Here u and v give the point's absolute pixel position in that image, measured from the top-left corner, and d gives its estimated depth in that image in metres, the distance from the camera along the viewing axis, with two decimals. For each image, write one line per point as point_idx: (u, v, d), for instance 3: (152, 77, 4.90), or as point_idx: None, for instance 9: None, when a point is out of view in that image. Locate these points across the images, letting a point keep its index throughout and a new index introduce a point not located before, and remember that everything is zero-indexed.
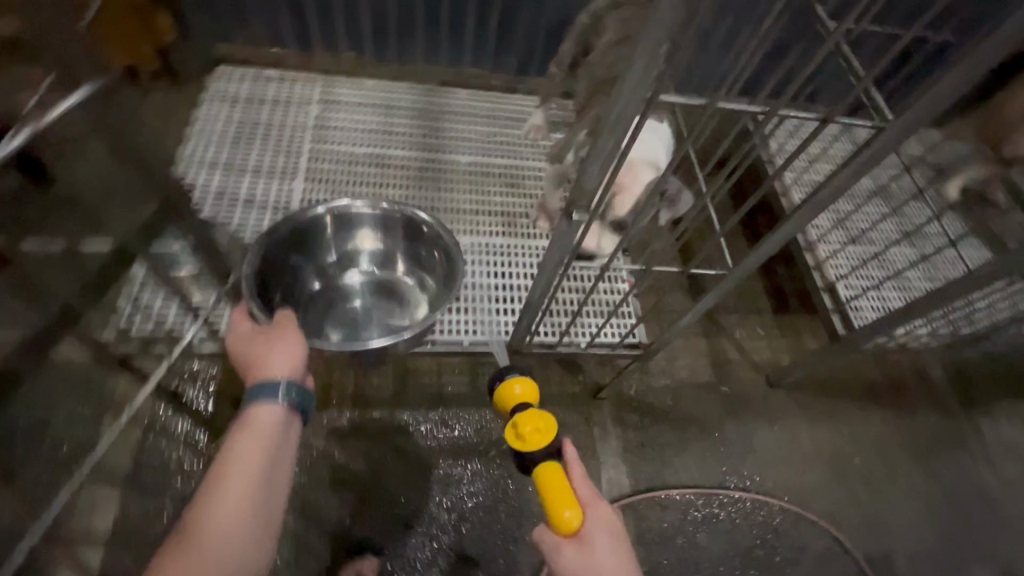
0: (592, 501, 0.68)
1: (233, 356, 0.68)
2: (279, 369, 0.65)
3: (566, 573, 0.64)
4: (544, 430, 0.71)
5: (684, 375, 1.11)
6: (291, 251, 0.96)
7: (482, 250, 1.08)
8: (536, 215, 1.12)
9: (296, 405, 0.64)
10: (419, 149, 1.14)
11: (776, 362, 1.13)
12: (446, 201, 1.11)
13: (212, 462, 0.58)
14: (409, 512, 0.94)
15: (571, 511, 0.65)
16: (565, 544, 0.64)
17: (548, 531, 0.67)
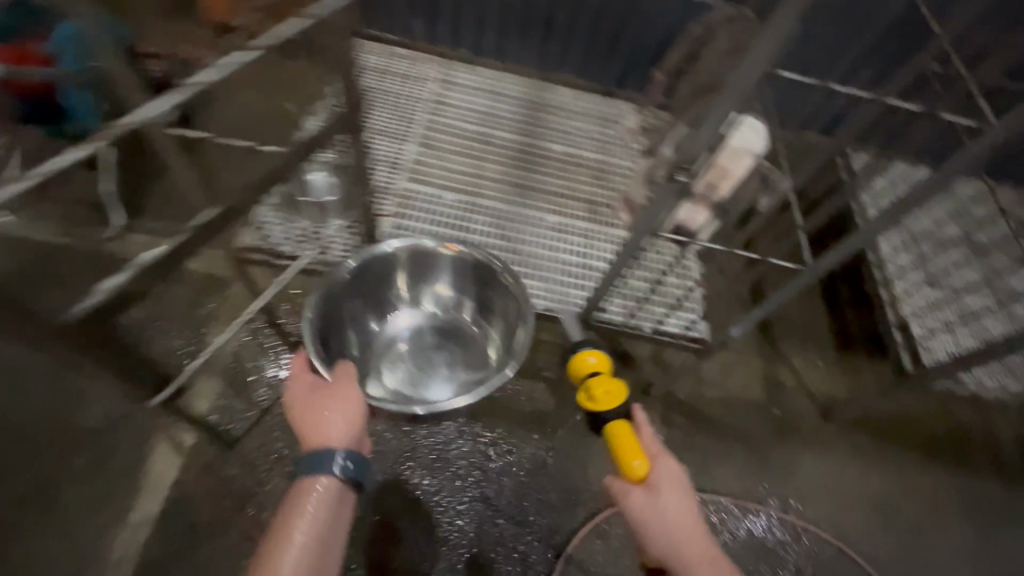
0: (657, 454, 0.64)
1: (291, 405, 0.74)
2: (337, 436, 0.70)
3: (634, 522, 0.60)
4: (603, 383, 0.69)
5: (736, 390, 1.19)
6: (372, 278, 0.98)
7: (563, 230, 1.04)
8: (620, 207, 1.07)
9: (351, 475, 0.68)
10: (520, 131, 1.15)
11: (832, 395, 1.20)
12: (535, 181, 1.09)
13: (282, 507, 0.65)
14: (466, 464, 1.06)
15: (641, 462, 0.61)
16: (632, 491, 0.61)
17: (615, 481, 0.63)
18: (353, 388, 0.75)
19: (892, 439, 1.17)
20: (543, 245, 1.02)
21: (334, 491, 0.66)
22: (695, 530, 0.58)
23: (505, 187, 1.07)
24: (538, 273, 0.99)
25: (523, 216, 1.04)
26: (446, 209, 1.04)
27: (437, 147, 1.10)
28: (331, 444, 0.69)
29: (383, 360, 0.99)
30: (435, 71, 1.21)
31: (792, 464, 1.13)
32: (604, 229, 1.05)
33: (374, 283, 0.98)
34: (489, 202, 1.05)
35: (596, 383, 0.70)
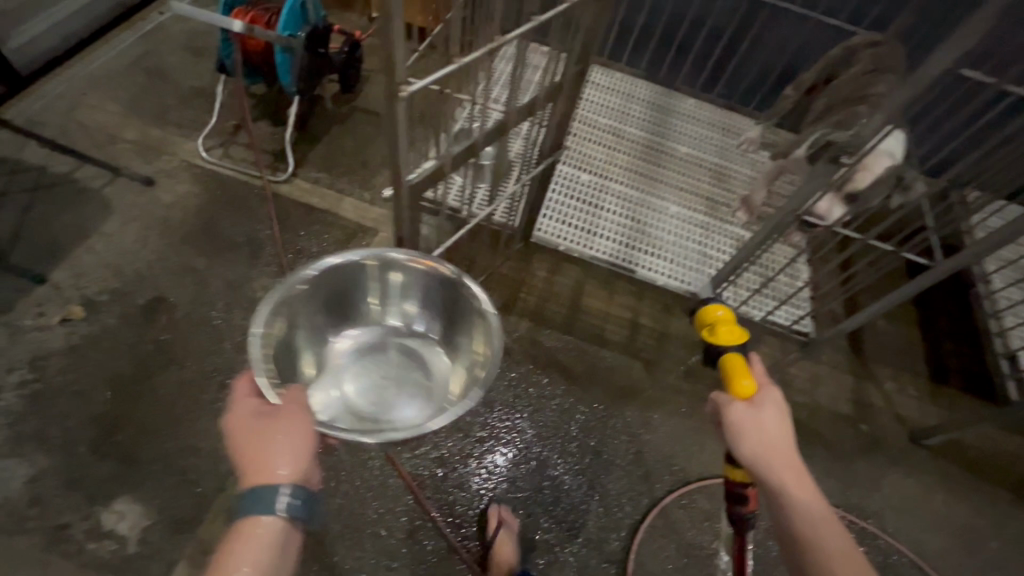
0: (764, 383, 0.75)
1: (230, 435, 0.62)
2: (283, 468, 0.58)
3: (733, 424, 0.69)
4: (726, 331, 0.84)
5: (825, 401, 1.22)
6: (333, 292, 0.97)
7: (684, 223, 1.14)
8: (738, 206, 1.16)
9: (299, 515, 0.56)
10: (648, 130, 1.25)
11: (923, 421, 1.21)
12: (661, 176, 1.19)
13: (209, 562, 0.52)
14: (563, 420, 1.08)
15: (750, 381, 0.73)
16: (737, 400, 0.71)
17: (719, 395, 0.73)
18: (302, 412, 0.64)
19: (981, 473, 1.17)
20: (666, 230, 1.13)
21: (278, 535, 0.54)
22: (789, 440, 0.68)
23: (634, 177, 1.18)
24: (660, 253, 1.11)
25: (649, 204, 1.15)
26: (582, 189, 1.16)
27: (575, 135, 1.22)
28: (277, 475, 0.57)
29: (337, 372, 0.98)
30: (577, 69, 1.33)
31: (876, 478, 1.15)
32: (722, 225, 1.14)
33: (333, 295, 0.97)
34: (618, 187, 1.16)
35: (720, 333, 0.84)
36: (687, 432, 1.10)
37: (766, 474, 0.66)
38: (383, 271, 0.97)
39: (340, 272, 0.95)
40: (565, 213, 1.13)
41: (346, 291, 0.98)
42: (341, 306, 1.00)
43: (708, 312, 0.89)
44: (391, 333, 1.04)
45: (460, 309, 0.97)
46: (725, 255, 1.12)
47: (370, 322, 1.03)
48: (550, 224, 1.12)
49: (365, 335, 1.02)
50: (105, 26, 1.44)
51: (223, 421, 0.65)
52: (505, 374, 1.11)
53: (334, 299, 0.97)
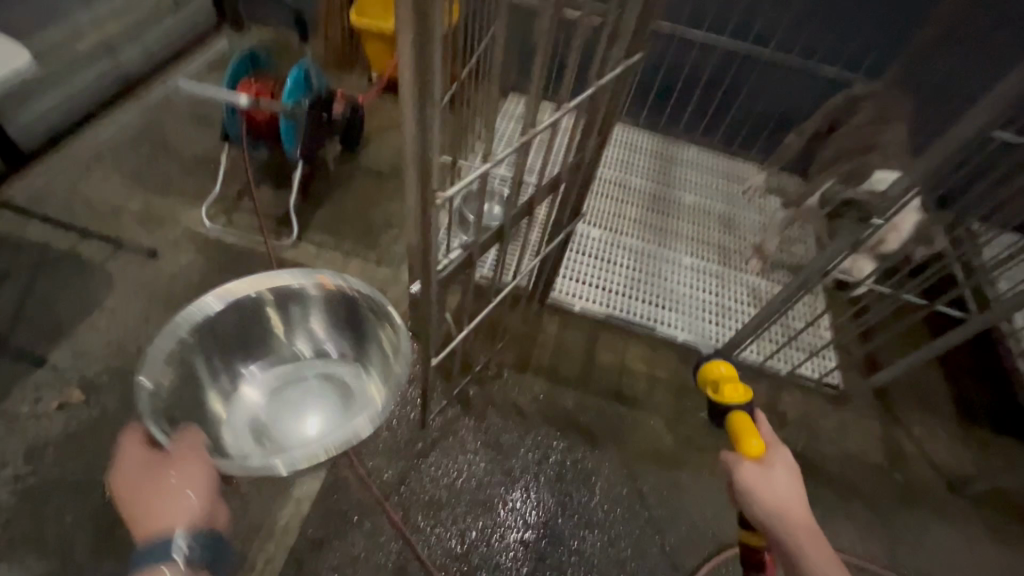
0: (775, 442, 0.72)
1: (122, 495, 0.64)
2: (181, 515, 0.60)
3: (745, 487, 0.67)
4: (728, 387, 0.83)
5: (856, 451, 1.15)
6: (228, 331, 0.94)
7: (698, 274, 1.13)
8: (749, 254, 1.16)
9: (203, 558, 0.59)
10: (653, 180, 1.26)
11: (959, 468, 1.15)
12: (670, 226, 1.19)
13: None
14: (583, 489, 1.00)
15: (758, 441, 0.71)
16: (748, 461, 0.69)
17: (727, 455, 0.71)
18: (198, 459, 0.67)
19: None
20: (681, 283, 1.12)
21: None
22: (803, 503, 0.65)
23: (644, 229, 1.18)
24: (675, 307, 1.11)
25: (661, 256, 1.15)
26: (594, 246, 1.16)
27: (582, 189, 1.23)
28: (174, 524, 0.60)
29: (245, 416, 0.93)
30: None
31: (922, 535, 1.07)
32: (735, 273, 1.14)
33: (230, 335, 0.94)
34: (630, 242, 1.16)
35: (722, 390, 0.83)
36: (716, 494, 1.02)
37: (783, 541, 0.63)
38: (282, 301, 0.96)
39: (239, 303, 0.93)
40: (580, 273, 1.14)
41: (244, 327, 0.95)
42: (247, 340, 0.97)
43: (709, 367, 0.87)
44: (299, 363, 1.00)
45: (365, 319, 0.96)
46: (743, 305, 1.11)
47: (282, 354, 1.00)
48: (568, 287, 1.13)
49: (276, 367, 0.99)
50: (108, 98, 1.45)
51: (114, 482, 0.66)
52: (519, 442, 1.03)
53: (231, 336, 0.94)
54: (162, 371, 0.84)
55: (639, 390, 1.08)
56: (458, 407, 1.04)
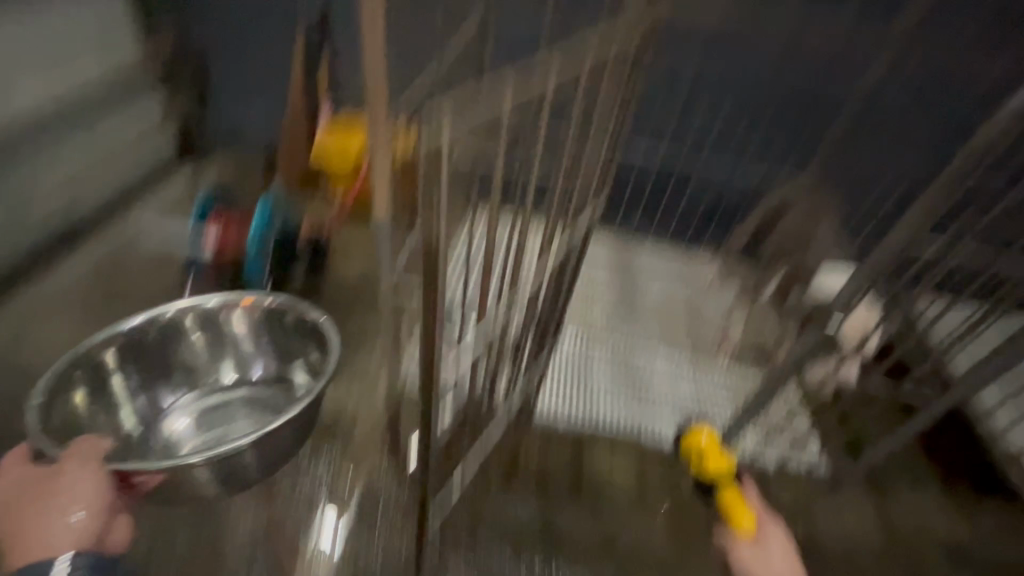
0: (760, 513, 0.96)
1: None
2: (66, 541, 0.70)
3: (746, 564, 0.90)
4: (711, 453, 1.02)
5: (856, 533, 1.06)
6: (150, 359, 1.05)
7: (672, 370, 1.18)
8: (717, 345, 1.22)
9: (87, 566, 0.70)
10: (616, 278, 1.32)
11: (957, 540, 1.11)
12: (639, 325, 1.25)
13: None
14: None
15: (747, 518, 0.94)
16: (742, 541, 0.92)
17: (728, 533, 0.95)
18: (85, 470, 0.77)
19: None
20: (658, 383, 1.15)
21: None
22: (792, 567, 0.89)
23: (614, 333, 1.23)
24: (657, 406, 1.12)
25: (635, 358, 1.19)
26: (570, 355, 1.18)
27: None
28: (56, 550, 0.69)
29: (174, 442, 1.03)
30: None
31: None
32: (707, 365, 1.19)
33: (156, 359, 1.06)
34: (603, 347, 1.20)
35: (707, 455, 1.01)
36: None
37: None
38: (206, 323, 1.10)
39: (170, 329, 1.07)
40: (560, 384, 1.14)
41: (172, 348, 1.08)
42: (166, 367, 1.08)
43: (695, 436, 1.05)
44: (226, 381, 1.13)
45: (285, 326, 1.12)
46: (720, 396, 1.14)
47: (206, 386, 1.11)
48: (550, 400, 1.11)
49: (200, 397, 1.09)
50: None
51: None
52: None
53: (165, 349, 1.07)
54: (67, 402, 0.93)
55: (626, 498, 1.01)
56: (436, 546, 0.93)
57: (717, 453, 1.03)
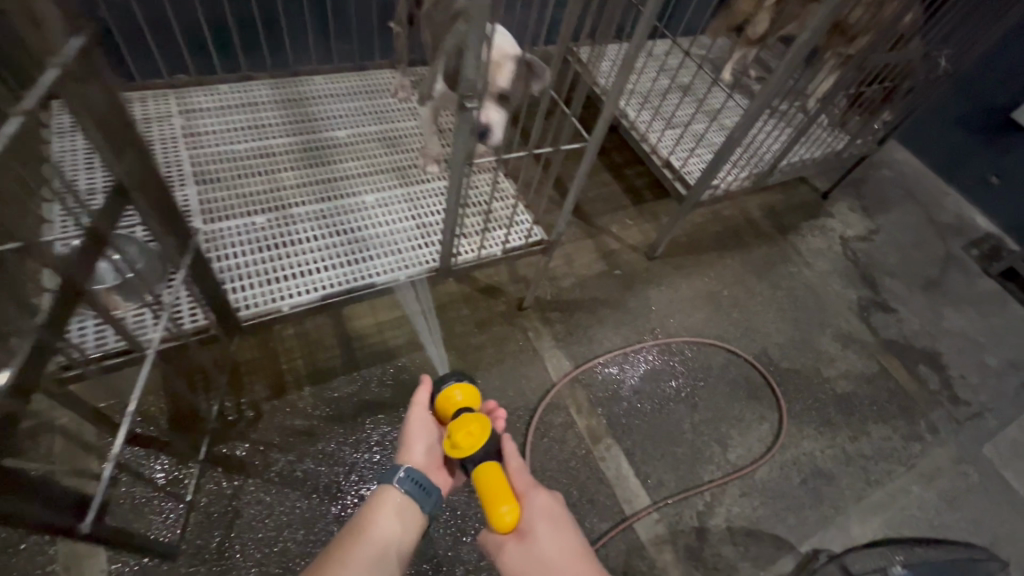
0: (526, 491, 0.73)
1: None
2: None
3: (509, 568, 0.68)
4: (495, 494, 0.69)
5: (584, 269, 1.41)
6: None
7: (385, 203, 1.07)
8: (423, 162, 1.14)
9: None
10: (295, 132, 1.14)
11: (646, 239, 1.50)
12: (335, 170, 1.10)
13: None
14: (390, 442, 1.06)
15: (508, 505, 0.68)
16: (506, 541, 0.68)
17: (490, 533, 0.71)
18: None
19: (694, 250, 1.52)
20: (374, 223, 1.04)
21: None
22: (565, 556, 0.67)
23: (311, 192, 1.06)
24: (382, 248, 1.01)
25: (343, 209, 1.05)
26: (264, 229, 0.98)
27: (221, 183, 1.03)
28: None
29: None
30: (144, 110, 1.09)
31: (647, 301, 1.39)
32: (419, 186, 1.11)
33: None
34: (303, 212, 1.02)
35: (492, 525, 0.69)
36: (506, 368, 1.20)
37: (524, 506, 0.71)
38: None
39: None
40: (257, 265, 0.94)
41: None
42: None
43: (500, 523, 0.68)
44: None
45: None
46: (440, 211, 1.09)
47: None
48: (254, 299, 0.89)
49: None
50: None
51: None
52: (329, 445, 1.04)
53: None
54: None
55: (404, 336, 1.19)
56: (241, 474, 0.97)
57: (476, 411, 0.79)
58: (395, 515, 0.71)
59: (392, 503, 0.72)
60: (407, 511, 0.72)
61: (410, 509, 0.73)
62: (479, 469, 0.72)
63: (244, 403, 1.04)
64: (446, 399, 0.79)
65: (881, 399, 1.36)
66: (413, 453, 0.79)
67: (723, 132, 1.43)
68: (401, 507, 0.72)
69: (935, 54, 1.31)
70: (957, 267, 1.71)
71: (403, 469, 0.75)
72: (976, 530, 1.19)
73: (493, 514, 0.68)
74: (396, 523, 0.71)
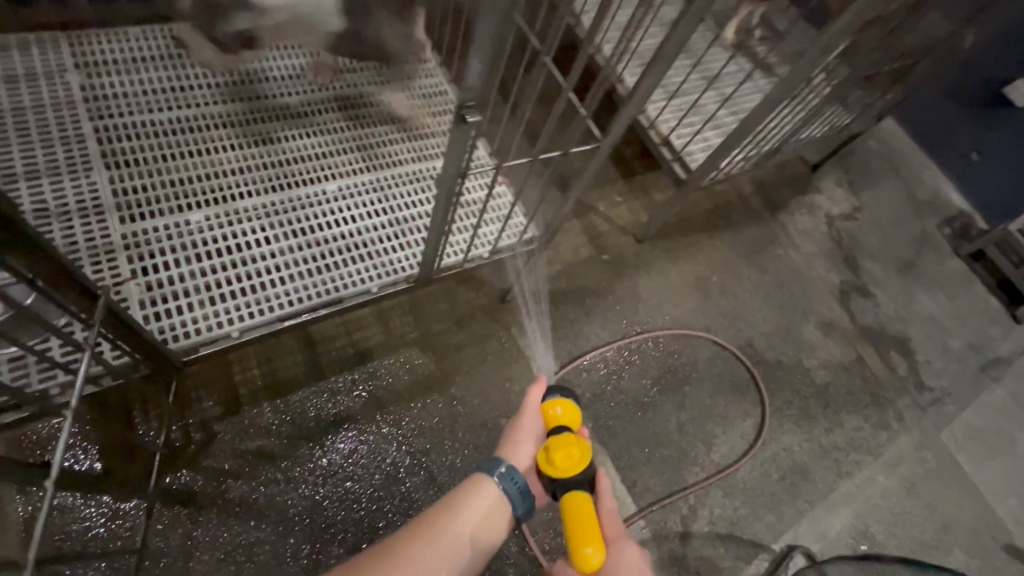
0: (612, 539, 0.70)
1: None
2: None
3: None
4: (583, 532, 0.63)
5: (571, 254, 1.30)
6: None
7: (351, 193, 0.91)
8: (394, 141, 0.97)
9: None
10: (233, 99, 0.94)
11: (636, 220, 1.39)
12: (287, 149, 0.92)
13: None
14: (364, 460, 0.97)
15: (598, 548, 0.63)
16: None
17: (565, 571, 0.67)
18: None
19: (684, 231, 1.43)
20: (338, 218, 0.88)
21: None
22: None
23: (258, 178, 0.88)
24: (349, 250, 0.86)
25: (299, 199, 0.88)
26: (202, 229, 0.82)
27: (144, 166, 0.85)
28: None
29: None
30: (36, 64, 0.87)
31: (635, 289, 1.31)
32: (390, 170, 0.95)
33: None
34: (250, 205, 0.86)
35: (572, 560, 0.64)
36: (489, 371, 1.11)
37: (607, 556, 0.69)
38: None
39: None
40: (197, 276, 0.79)
41: None
42: None
43: (583, 564, 0.63)
44: None
45: None
46: (416, 202, 0.93)
47: None
48: (195, 324, 0.76)
49: None
50: None
51: None
52: (295, 469, 0.93)
53: None
54: None
55: (375, 338, 1.06)
56: (193, 510, 0.86)
57: (574, 432, 0.73)
58: (473, 526, 0.67)
59: (477, 509, 0.68)
60: (493, 518, 0.69)
61: (497, 518, 0.70)
62: (568, 504, 0.66)
63: (191, 424, 0.91)
64: (547, 412, 0.73)
65: (856, 389, 1.37)
66: (520, 452, 0.76)
67: (730, 105, 1.30)
68: (491, 510, 0.69)
69: (960, 32, 1.20)
70: (933, 249, 1.71)
71: (505, 466, 0.71)
72: (932, 516, 1.26)
73: (578, 553, 0.63)
74: (467, 541, 0.67)
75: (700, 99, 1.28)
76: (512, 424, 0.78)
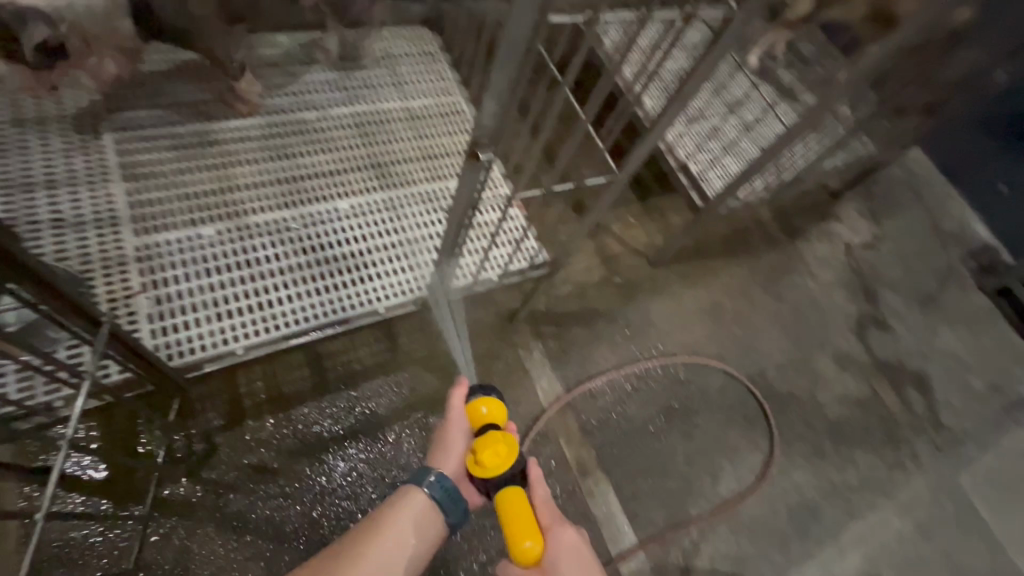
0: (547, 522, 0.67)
1: None
2: None
3: None
4: (519, 527, 0.62)
5: (583, 276, 1.28)
6: None
7: (363, 211, 0.91)
8: (409, 159, 0.97)
9: None
10: (251, 113, 0.95)
11: (650, 243, 1.37)
12: (301, 165, 0.93)
13: None
14: (364, 478, 0.96)
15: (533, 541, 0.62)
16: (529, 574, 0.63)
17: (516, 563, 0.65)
18: None
19: (699, 256, 1.41)
20: (348, 237, 0.88)
21: None
22: None
23: (271, 194, 0.89)
24: (358, 270, 0.86)
25: (311, 217, 0.89)
26: (213, 244, 0.83)
27: (160, 179, 0.86)
28: None
29: None
30: None
31: (646, 314, 1.29)
32: (403, 190, 0.95)
33: None
34: (263, 221, 0.86)
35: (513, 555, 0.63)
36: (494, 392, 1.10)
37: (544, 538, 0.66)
38: None
39: None
40: (206, 292, 0.79)
41: None
42: None
43: (522, 557, 0.62)
44: None
45: None
46: (427, 222, 0.93)
47: None
48: (201, 341, 0.77)
49: None
50: None
51: None
52: (294, 485, 0.92)
53: None
54: None
55: (381, 355, 1.06)
56: (190, 522, 0.86)
57: (502, 429, 0.69)
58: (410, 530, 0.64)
59: (409, 512, 0.65)
60: (428, 521, 0.65)
61: (431, 522, 0.65)
62: (502, 501, 0.64)
63: (194, 434, 0.91)
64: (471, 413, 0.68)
65: (872, 426, 1.33)
66: (449, 458, 0.70)
67: (752, 132, 1.27)
68: (424, 513, 0.65)
69: (995, 67, 1.16)
70: (957, 282, 1.66)
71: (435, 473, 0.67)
72: (946, 563, 1.21)
73: (516, 548, 0.62)
74: (410, 540, 0.63)
75: (721, 126, 1.26)
76: (438, 432, 0.73)
